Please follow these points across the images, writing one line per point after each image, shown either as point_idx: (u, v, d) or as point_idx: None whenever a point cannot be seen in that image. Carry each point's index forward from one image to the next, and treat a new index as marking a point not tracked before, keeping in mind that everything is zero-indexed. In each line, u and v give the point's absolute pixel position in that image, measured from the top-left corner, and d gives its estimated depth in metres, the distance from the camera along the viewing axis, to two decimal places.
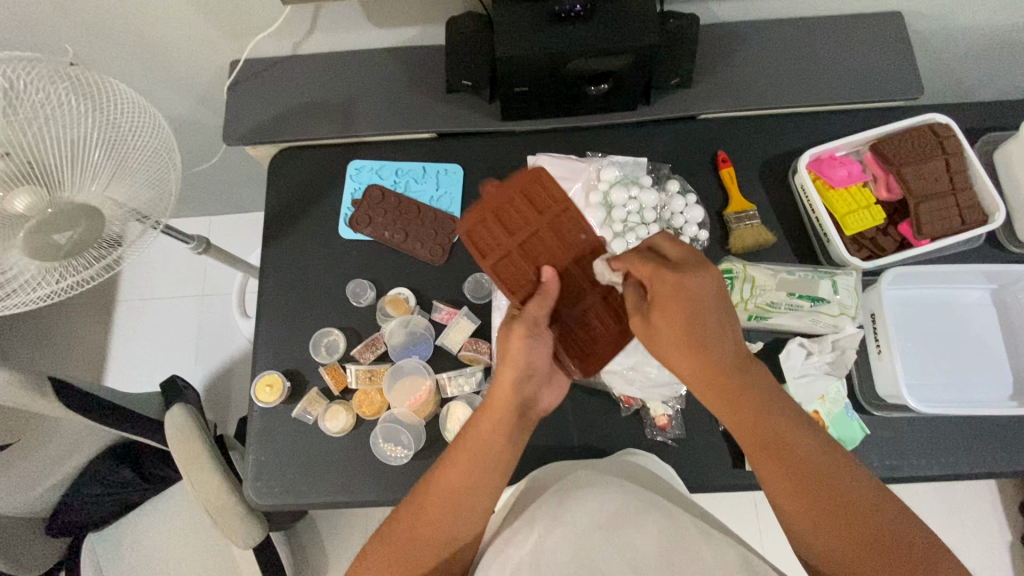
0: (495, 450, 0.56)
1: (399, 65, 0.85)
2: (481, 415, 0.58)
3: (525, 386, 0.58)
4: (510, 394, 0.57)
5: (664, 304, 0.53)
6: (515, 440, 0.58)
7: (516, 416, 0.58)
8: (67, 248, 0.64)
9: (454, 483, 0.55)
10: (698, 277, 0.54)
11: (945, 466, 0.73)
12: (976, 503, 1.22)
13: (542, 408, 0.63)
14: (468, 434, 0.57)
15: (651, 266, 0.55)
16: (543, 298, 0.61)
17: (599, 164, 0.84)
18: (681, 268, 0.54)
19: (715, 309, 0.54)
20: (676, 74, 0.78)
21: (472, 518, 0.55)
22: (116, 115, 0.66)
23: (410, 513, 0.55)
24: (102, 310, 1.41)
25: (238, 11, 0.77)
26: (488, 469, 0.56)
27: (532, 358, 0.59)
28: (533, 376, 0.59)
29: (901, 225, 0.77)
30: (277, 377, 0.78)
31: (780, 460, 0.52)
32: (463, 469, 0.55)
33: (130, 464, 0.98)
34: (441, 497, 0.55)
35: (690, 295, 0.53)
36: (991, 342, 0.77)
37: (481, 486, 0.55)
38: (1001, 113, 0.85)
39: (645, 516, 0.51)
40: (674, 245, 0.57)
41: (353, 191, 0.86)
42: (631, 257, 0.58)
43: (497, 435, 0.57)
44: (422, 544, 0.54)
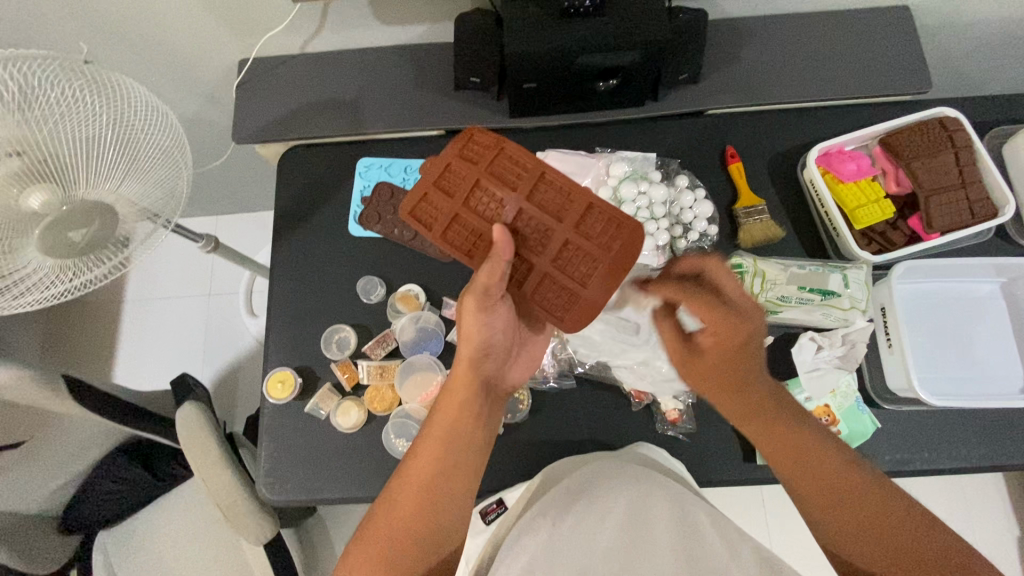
0: (463, 432, 0.58)
1: (408, 63, 0.85)
2: (445, 397, 0.60)
3: (484, 364, 0.60)
4: (469, 371, 0.59)
5: (716, 359, 0.57)
6: (483, 417, 0.60)
7: (480, 394, 0.60)
8: (83, 245, 0.66)
9: (428, 468, 0.56)
10: (756, 319, 0.55)
11: (956, 458, 0.73)
12: (984, 499, 1.22)
13: (509, 385, 0.65)
14: (436, 417, 0.59)
15: (708, 310, 0.55)
16: (493, 265, 0.55)
17: (608, 160, 0.84)
18: (738, 311, 0.55)
19: (760, 351, 0.56)
20: (686, 69, 0.79)
21: (457, 507, 0.57)
22: (129, 113, 0.67)
23: (390, 504, 0.56)
24: (110, 310, 1.42)
25: (248, 9, 0.78)
26: (459, 449, 0.58)
27: (487, 332, 0.59)
28: (492, 354, 0.61)
29: (912, 219, 0.77)
30: (289, 373, 0.79)
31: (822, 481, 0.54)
32: (437, 450, 0.57)
33: (140, 463, 1.01)
34: (420, 479, 0.56)
35: (750, 342, 0.55)
36: (1001, 335, 0.77)
37: (458, 471, 0.57)
38: (1009, 107, 0.85)
39: (655, 506, 0.52)
40: (734, 282, 0.55)
41: (363, 189, 0.86)
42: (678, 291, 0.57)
43: (461, 414, 0.58)
44: (408, 532, 0.54)
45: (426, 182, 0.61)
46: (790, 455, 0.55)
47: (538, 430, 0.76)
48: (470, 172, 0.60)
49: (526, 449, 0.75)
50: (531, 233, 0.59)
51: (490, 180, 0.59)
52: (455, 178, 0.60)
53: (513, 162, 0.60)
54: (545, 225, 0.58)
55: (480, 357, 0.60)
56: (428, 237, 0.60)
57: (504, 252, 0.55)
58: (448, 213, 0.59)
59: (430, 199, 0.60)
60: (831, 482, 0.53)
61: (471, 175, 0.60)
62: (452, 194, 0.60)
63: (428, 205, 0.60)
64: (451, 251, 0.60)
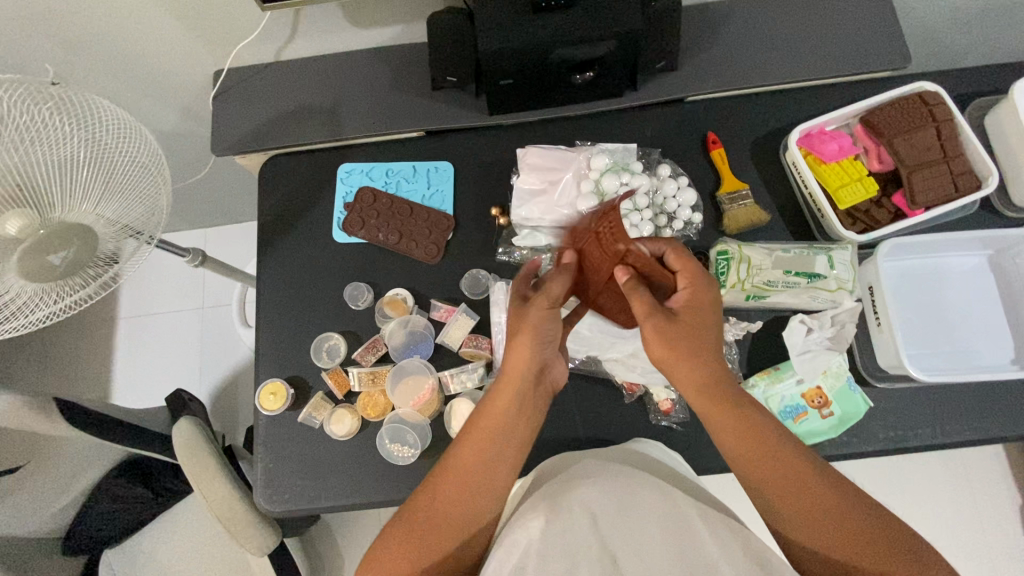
0: (512, 424, 0.58)
1: (383, 66, 0.85)
2: (496, 390, 0.59)
3: (542, 360, 0.61)
4: (525, 366, 0.59)
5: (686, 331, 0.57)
6: (532, 413, 0.60)
7: (532, 386, 0.60)
8: (63, 268, 0.64)
9: (472, 461, 0.56)
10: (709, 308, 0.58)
11: (950, 433, 0.73)
12: (985, 470, 1.23)
13: (552, 381, 0.65)
14: (485, 409, 0.58)
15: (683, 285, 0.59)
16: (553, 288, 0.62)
17: (589, 153, 0.83)
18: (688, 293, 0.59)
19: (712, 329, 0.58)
20: (662, 56, 0.78)
21: (488, 503, 0.56)
22: (101, 131, 0.67)
23: (428, 497, 0.56)
24: (103, 329, 1.41)
25: (218, 19, 0.77)
26: (505, 444, 0.57)
27: (549, 331, 0.61)
28: (548, 349, 0.61)
29: (896, 195, 0.76)
30: (280, 385, 0.78)
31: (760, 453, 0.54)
32: (482, 443, 0.57)
33: (140, 480, 1.01)
34: (461, 473, 0.56)
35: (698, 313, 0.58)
36: (991, 307, 0.77)
37: (497, 465, 0.56)
38: (990, 78, 0.84)
39: (647, 502, 0.51)
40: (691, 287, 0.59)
41: (345, 195, 0.86)
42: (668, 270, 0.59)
43: (512, 407, 0.58)
44: (440, 526, 0.54)
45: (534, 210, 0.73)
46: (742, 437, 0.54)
47: None
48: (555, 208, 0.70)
49: None
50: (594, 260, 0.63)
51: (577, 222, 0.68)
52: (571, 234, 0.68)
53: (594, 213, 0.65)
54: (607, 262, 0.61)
55: (541, 352, 0.60)
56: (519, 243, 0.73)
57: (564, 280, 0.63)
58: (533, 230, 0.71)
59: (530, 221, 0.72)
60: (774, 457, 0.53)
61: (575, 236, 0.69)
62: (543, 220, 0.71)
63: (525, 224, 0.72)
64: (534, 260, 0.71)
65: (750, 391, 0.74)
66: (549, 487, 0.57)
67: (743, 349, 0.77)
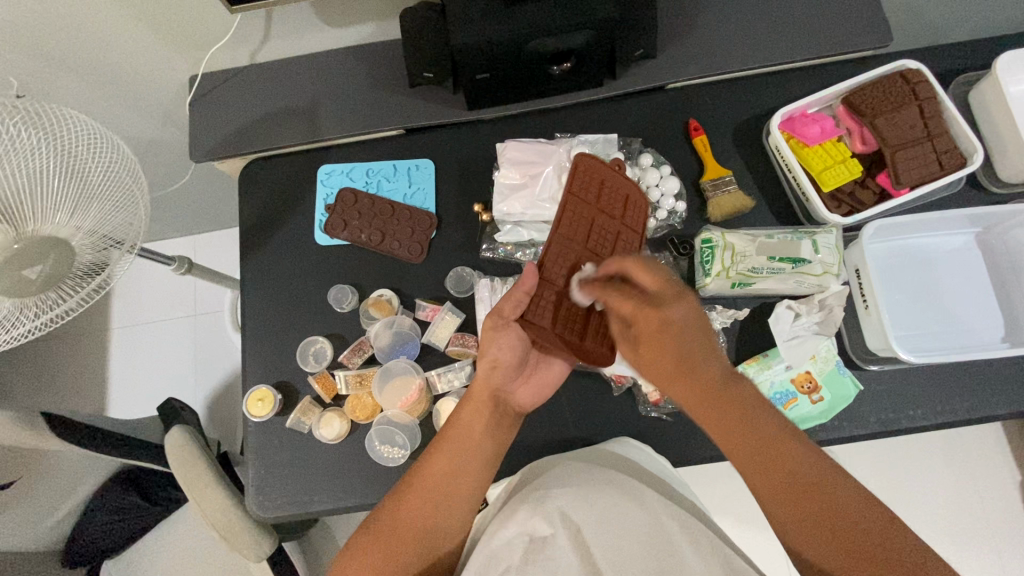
0: (474, 435, 0.60)
1: (359, 64, 0.84)
2: (460, 406, 0.62)
3: (498, 379, 0.62)
4: (486, 386, 0.62)
5: (653, 342, 0.54)
6: (493, 430, 0.61)
7: (490, 406, 0.62)
8: (40, 281, 0.63)
9: (437, 475, 0.58)
10: (679, 308, 0.53)
11: (942, 413, 0.73)
12: (983, 446, 1.23)
13: (516, 405, 0.65)
14: (449, 424, 0.61)
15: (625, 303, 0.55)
16: (515, 293, 0.64)
17: (569, 144, 0.82)
18: (661, 301, 0.53)
19: (696, 339, 0.53)
20: (640, 44, 0.76)
21: (456, 519, 0.57)
22: (72, 141, 0.66)
23: (394, 509, 0.57)
24: (96, 340, 1.41)
25: (188, 23, 0.76)
26: (467, 460, 0.59)
27: (504, 347, 0.63)
28: (507, 368, 0.63)
29: (880, 176, 0.76)
30: (267, 390, 0.78)
31: (760, 450, 0.52)
32: (444, 457, 0.59)
33: (136, 490, 1.03)
34: (427, 486, 0.57)
35: (673, 327, 0.53)
36: (979, 286, 0.76)
37: (459, 481, 0.58)
38: (972, 52, 0.83)
39: (627, 511, 0.51)
40: (649, 278, 0.55)
41: (326, 197, 0.85)
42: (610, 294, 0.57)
43: (473, 425, 0.60)
44: (406, 538, 0.55)
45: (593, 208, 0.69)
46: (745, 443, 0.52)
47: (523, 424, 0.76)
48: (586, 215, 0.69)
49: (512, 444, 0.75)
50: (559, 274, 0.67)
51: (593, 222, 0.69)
52: (575, 220, 0.68)
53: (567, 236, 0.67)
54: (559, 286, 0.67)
55: (495, 370, 0.62)
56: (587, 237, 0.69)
57: (529, 286, 0.65)
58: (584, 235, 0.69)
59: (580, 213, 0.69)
60: (778, 463, 0.51)
61: (586, 215, 0.68)
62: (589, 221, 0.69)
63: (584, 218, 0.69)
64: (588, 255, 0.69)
65: None
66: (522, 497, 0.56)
67: (731, 338, 0.76)
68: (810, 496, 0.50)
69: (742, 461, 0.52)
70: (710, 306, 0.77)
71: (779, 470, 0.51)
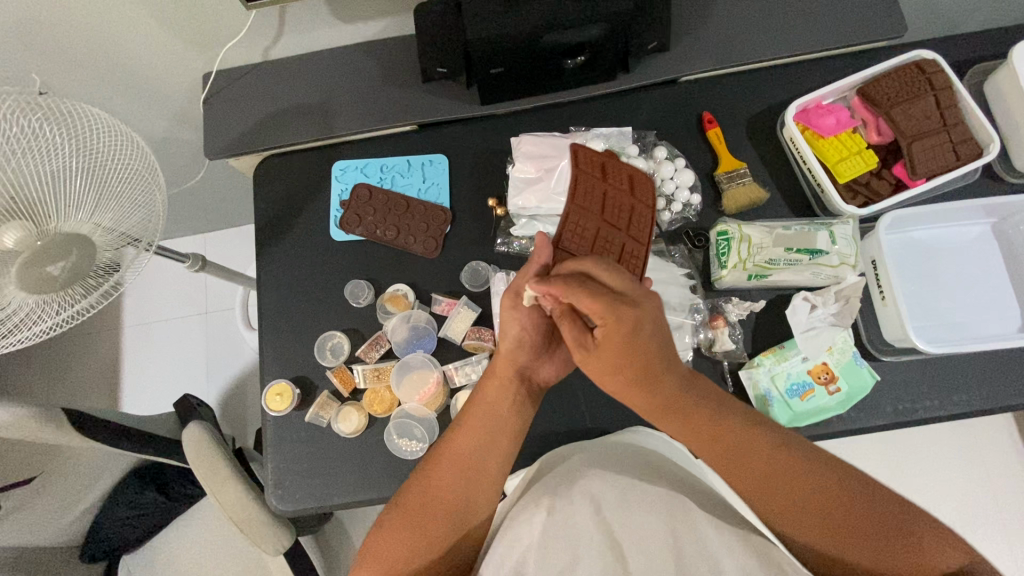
0: (501, 416, 0.61)
1: (372, 60, 0.84)
2: (484, 384, 0.63)
3: (522, 356, 0.63)
4: (511, 362, 0.62)
5: (619, 353, 0.54)
6: (522, 406, 0.63)
7: (518, 381, 0.63)
8: (62, 278, 0.64)
9: (466, 449, 0.59)
10: (648, 306, 0.55)
11: (959, 404, 0.73)
12: (996, 439, 1.22)
13: (541, 379, 0.66)
14: (477, 404, 0.62)
15: (596, 305, 0.53)
16: (530, 268, 0.62)
17: (585, 138, 0.82)
18: (633, 301, 0.54)
19: (660, 339, 0.55)
20: (655, 37, 0.76)
21: (484, 493, 0.58)
22: (93, 139, 0.66)
23: (420, 486, 0.57)
24: (109, 338, 1.42)
25: (203, 20, 0.76)
26: (499, 436, 0.60)
27: (523, 328, 0.62)
28: (533, 346, 0.63)
29: (896, 166, 0.76)
30: (286, 385, 0.78)
31: (730, 451, 0.55)
32: (475, 434, 0.59)
33: (153, 486, 1.02)
34: (457, 459, 0.58)
35: (639, 338, 0.53)
36: (995, 276, 0.76)
37: (492, 454, 0.59)
38: (988, 42, 0.83)
39: (652, 495, 0.51)
40: (613, 277, 0.55)
41: (340, 193, 0.85)
42: (570, 295, 0.54)
43: (503, 401, 0.61)
44: (436, 513, 0.56)
45: (599, 181, 0.67)
46: (721, 450, 0.55)
47: (539, 417, 0.76)
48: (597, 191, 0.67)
49: (529, 437, 0.75)
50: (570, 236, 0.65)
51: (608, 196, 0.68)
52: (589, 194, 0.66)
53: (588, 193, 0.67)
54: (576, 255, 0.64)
55: (520, 349, 0.62)
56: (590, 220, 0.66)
57: (546, 260, 0.62)
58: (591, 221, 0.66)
59: (590, 189, 0.67)
60: (746, 458, 0.54)
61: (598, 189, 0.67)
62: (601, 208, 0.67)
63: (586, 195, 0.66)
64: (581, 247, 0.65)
65: (756, 370, 0.73)
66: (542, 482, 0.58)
67: (747, 330, 0.76)
68: (766, 472, 0.53)
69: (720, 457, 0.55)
70: (726, 298, 0.78)
71: (739, 457, 0.54)
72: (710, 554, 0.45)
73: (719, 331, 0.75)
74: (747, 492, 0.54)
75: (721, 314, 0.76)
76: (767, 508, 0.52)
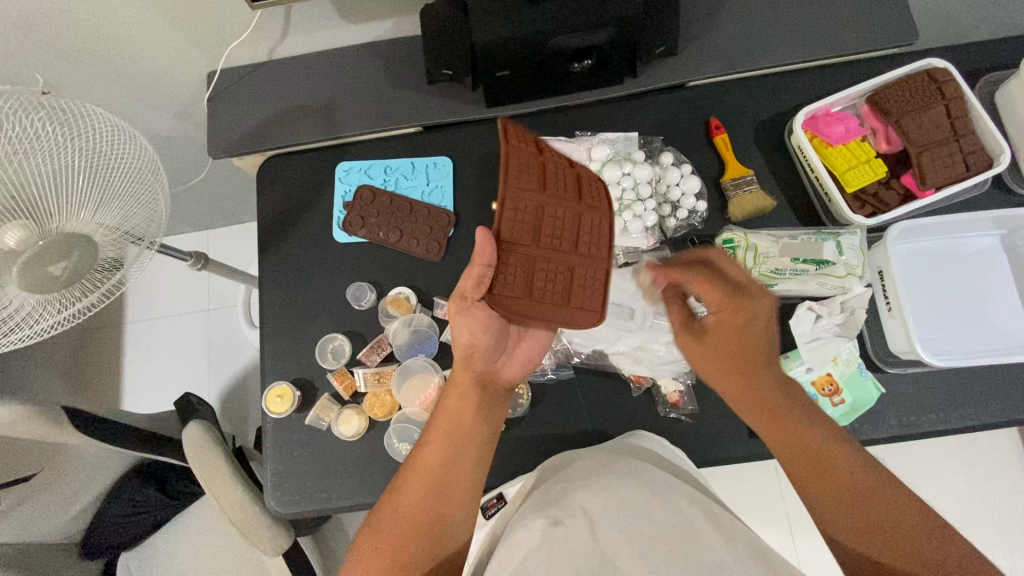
0: (466, 423, 0.61)
1: (378, 60, 0.83)
2: (446, 394, 0.64)
3: (476, 362, 0.64)
4: (468, 368, 0.64)
5: (727, 337, 0.61)
6: (484, 414, 0.62)
7: (477, 388, 0.63)
8: (64, 278, 0.64)
9: (433, 463, 0.58)
10: (765, 301, 0.62)
11: (963, 417, 0.72)
12: (999, 451, 1.21)
13: (508, 377, 0.67)
14: (439, 414, 0.62)
15: (715, 291, 0.62)
16: (474, 270, 0.60)
17: (590, 143, 0.83)
18: (754, 294, 0.62)
19: (766, 332, 0.61)
20: (663, 41, 0.75)
21: (464, 508, 0.58)
22: (96, 138, 0.66)
23: (396, 501, 0.57)
24: (112, 333, 1.42)
25: (208, 19, 0.76)
26: (463, 445, 0.60)
27: (473, 333, 0.63)
28: (489, 349, 0.64)
29: (904, 176, 0.75)
30: (286, 387, 0.78)
31: (798, 443, 0.56)
32: (439, 445, 0.59)
33: (154, 484, 1.03)
34: (426, 473, 0.58)
35: (747, 324, 0.61)
36: (1003, 289, 0.75)
37: (460, 464, 0.59)
38: (999, 51, 0.82)
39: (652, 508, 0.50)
40: (740, 271, 0.63)
41: (344, 194, 0.85)
42: (695, 279, 0.64)
43: (462, 410, 0.61)
44: (414, 528, 0.55)
45: (535, 155, 0.61)
46: (788, 439, 0.56)
47: (540, 423, 0.76)
48: (534, 163, 0.61)
49: (530, 443, 0.75)
50: (514, 223, 0.60)
51: (548, 169, 0.61)
52: (524, 169, 0.59)
53: (520, 168, 0.59)
54: (525, 252, 0.62)
55: (473, 355, 0.64)
56: (540, 197, 0.60)
57: (486, 259, 0.59)
58: (536, 205, 0.61)
59: (526, 161, 0.60)
60: (812, 450, 0.55)
61: (534, 162, 0.60)
62: (541, 184, 0.60)
63: (522, 173, 0.59)
64: (532, 229, 0.61)
65: None
66: (538, 495, 0.56)
67: None
68: (831, 471, 0.54)
69: (787, 449, 0.56)
70: None
71: (802, 453, 0.55)
72: (715, 560, 0.44)
73: None
74: (807, 486, 0.54)
75: None
76: (825, 505, 0.53)
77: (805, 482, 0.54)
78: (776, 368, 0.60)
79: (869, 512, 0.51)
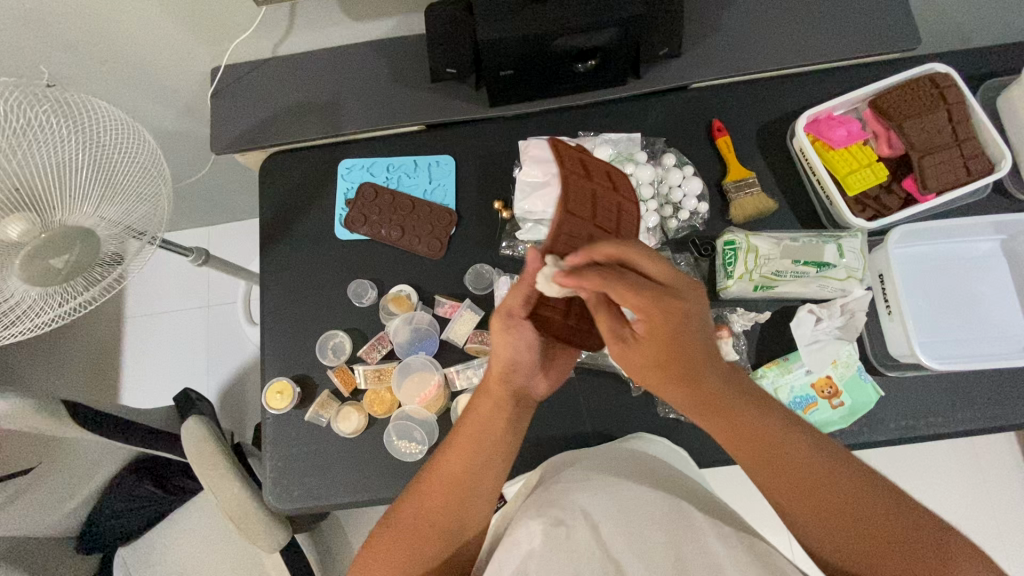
0: (495, 437, 0.58)
1: (382, 58, 0.83)
2: (477, 401, 0.60)
3: (514, 375, 0.59)
4: (502, 380, 0.59)
5: (660, 342, 0.50)
6: (513, 426, 0.60)
7: (511, 400, 0.59)
8: (66, 272, 0.64)
9: (456, 473, 0.57)
10: (693, 300, 0.51)
11: (963, 421, 0.72)
12: (996, 456, 1.22)
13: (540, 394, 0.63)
14: (467, 422, 0.59)
15: (637, 294, 0.49)
16: (520, 288, 0.58)
17: (592, 143, 0.82)
18: (676, 293, 0.50)
19: (700, 332, 0.51)
20: (666, 43, 0.75)
21: (475, 514, 0.57)
22: (100, 133, 0.66)
23: (412, 507, 0.57)
24: (111, 328, 1.42)
25: (213, 15, 0.76)
26: (489, 458, 0.58)
27: (517, 348, 0.59)
28: (529, 365, 0.60)
29: (906, 180, 0.75)
30: (286, 383, 0.78)
31: (761, 445, 0.50)
32: (465, 456, 0.57)
33: (151, 480, 1.01)
34: (447, 482, 0.57)
35: (685, 324, 0.50)
36: (1003, 294, 0.75)
37: (483, 475, 0.57)
38: (1001, 57, 0.82)
39: (648, 508, 0.50)
40: (657, 265, 0.50)
41: (346, 191, 0.85)
42: (615, 283, 0.49)
43: (492, 423, 0.58)
44: (426, 534, 0.55)
45: (588, 181, 0.61)
46: (748, 447, 0.51)
47: (540, 422, 0.76)
48: (586, 187, 0.61)
49: (530, 442, 0.75)
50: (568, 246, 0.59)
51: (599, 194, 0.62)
52: (580, 195, 0.60)
53: (578, 194, 0.60)
54: None
55: (511, 370, 0.59)
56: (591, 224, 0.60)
57: (535, 279, 0.57)
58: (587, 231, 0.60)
59: (579, 187, 0.60)
60: (781, 455, 0.49)
61: (587, 189, 0.61)
62: (593, 210, 0.60)
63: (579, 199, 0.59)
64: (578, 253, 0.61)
65: (758, 382, 0.73)
66: (538, 495, 0.57)
67: (752, 340, 0.76)
68: (810, 480, 0.48)
69: (754, 458, 0.50)
70: (730, 308, 0.77)
71: (767, 455, 0.50)
72: (712, 560, 0.45)
73: (723, 341, 0.74)
74: (797, 514, 0.49)
75: (726, 324, 0.75)
76: (821, 534, 0.47)
77: (775, 491, 0.49)
78: (717, 359, 0.52)
79: (856, 524, 0.46)
